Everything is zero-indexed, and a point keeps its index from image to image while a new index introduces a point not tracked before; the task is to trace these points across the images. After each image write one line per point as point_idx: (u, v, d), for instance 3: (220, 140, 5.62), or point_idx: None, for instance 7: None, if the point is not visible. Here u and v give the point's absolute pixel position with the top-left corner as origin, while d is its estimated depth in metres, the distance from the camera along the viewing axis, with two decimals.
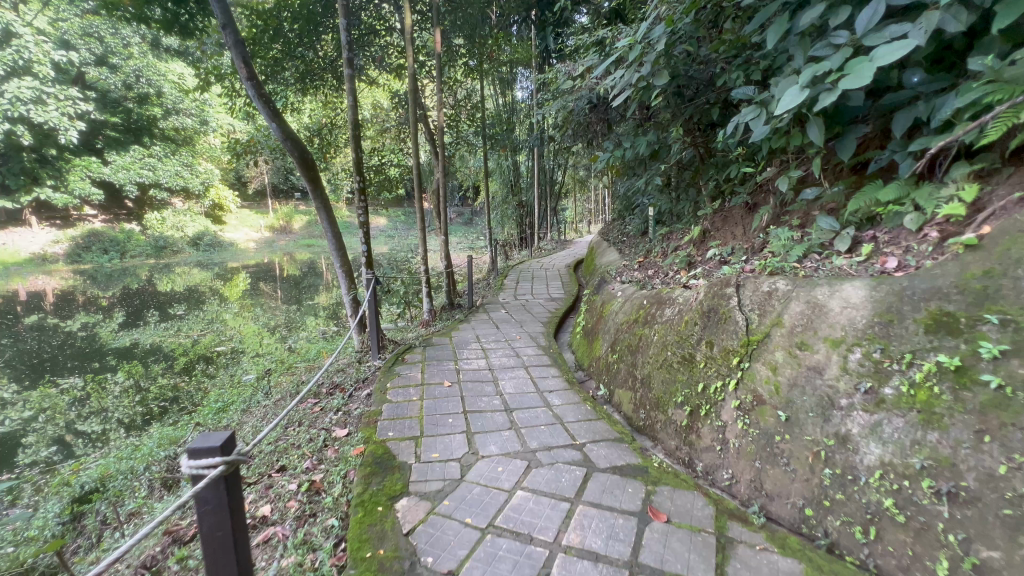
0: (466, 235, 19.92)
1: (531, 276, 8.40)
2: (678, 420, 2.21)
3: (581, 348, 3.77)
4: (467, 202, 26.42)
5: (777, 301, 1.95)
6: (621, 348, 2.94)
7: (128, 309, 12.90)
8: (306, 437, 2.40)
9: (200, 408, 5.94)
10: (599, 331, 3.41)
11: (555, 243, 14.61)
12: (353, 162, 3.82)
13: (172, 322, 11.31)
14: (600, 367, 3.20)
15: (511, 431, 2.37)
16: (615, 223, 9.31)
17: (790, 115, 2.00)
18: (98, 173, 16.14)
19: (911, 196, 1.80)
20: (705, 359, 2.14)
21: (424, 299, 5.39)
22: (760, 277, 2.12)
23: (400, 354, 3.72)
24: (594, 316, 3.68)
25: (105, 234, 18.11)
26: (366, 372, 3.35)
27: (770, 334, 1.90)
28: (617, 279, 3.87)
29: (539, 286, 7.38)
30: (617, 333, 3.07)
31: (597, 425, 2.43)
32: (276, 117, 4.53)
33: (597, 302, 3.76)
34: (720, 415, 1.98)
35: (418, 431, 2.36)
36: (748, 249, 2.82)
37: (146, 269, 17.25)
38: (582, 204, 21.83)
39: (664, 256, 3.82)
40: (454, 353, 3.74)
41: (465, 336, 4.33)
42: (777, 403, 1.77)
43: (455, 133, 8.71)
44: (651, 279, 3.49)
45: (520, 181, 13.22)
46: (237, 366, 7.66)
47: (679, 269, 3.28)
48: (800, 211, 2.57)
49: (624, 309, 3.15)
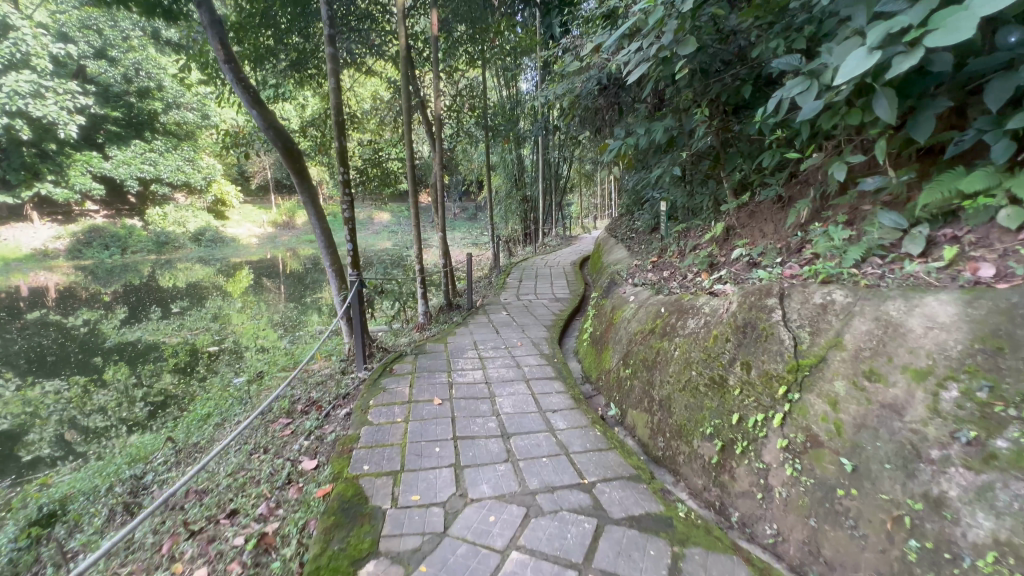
0: (470, 230, 19.56)
1: (535, 274, 8.06)
2: (706, 455, 1.85)
3: (589, 358, 3.41)
4: (472, 196, 26.04)
5: (833, 316, 1.57)
6: (634, 362, 2.58)
7: (128, 305, 12.68)
8: (268, 471, 2.06)
9: (187, 413, 5.65)
10: (609, 341, 3.05)
11: (560, 239, 14.24)
12: (338, 154, 3.45)
13: (170, 319, 11.06)
14: (610, 382, 2.84)
15: (506, 464, 2.02)
16: (623, 219, 8.94)
17: (849, 87, 1.60)
18: (99, 168, 15.91)
19: (1006, 186, 1.41)
20: (741, 384, 1.77)
21: (418, 300, 5.03)
22: (808, 285, 1.74)
23: (389, 364, 3.37)
24: (602, 323, 3.32)
25: (106, 229, 17.91)
26: (348, 385, 3.01)
27: (826, 358, 1.53)
28: (628, 281, 3.51)
29: (543, 285, 7.02)
30: (629, 345, 2.71)
31: (608, 456, 2.08)
32: (257, 104, 4.15)
33: (606, 307, 3.40)
34: (762, 456, 1.61)
35: (398, 465, 2.01)
36: (782, 249, 2.44)
37: (148, 265, 17.06)
38: (588, 199, 21.44)
39: (681, 256, 3.45)
40: (448, 363, 3.39)
41: (462, 343, 3.98)
42: (839, 447, 1.41)
43: (457, 125, 8.35)
44: (667, 281, 3.12)
45: (524, 175, 12.83)
46: (230, 366, 7.38)
47: (700, 272, 2.92)
48: (848, 206, 2.19)
49: (638, 317, 2.78)
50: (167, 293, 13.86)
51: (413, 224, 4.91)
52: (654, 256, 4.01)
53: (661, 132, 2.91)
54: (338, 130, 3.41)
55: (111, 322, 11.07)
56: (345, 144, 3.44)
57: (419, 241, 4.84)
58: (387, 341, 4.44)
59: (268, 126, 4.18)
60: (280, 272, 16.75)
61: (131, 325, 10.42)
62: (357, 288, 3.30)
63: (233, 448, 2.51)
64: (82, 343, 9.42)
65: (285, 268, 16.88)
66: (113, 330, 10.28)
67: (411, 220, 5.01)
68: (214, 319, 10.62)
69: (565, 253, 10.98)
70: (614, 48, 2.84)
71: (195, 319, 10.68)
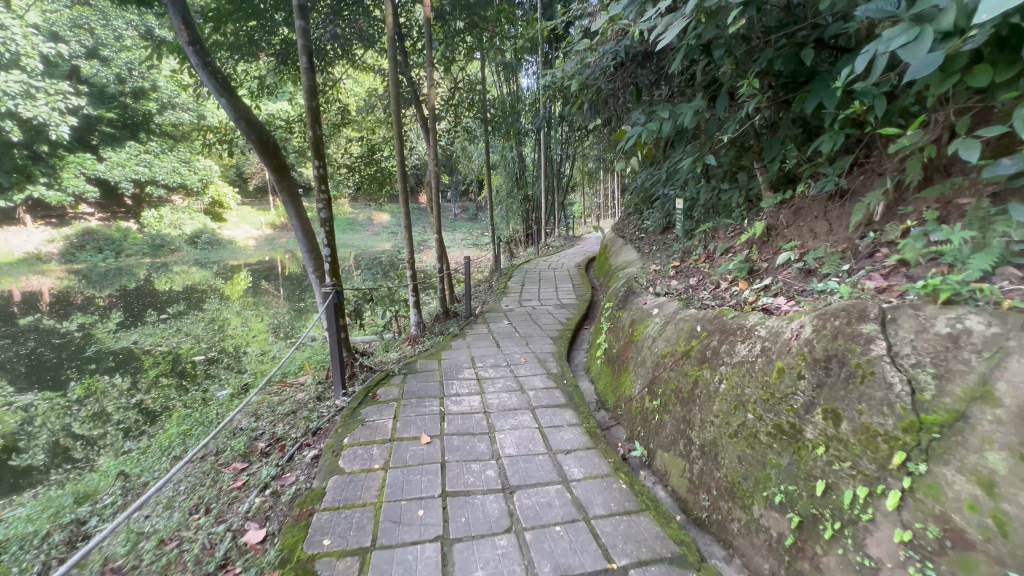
0: (470, 231, 19.11)
1: (538, 277, 7.62)
2: (773, 531, 1.40)
3: (603, 379, 2.95)
4: (471, 196, 25.60)
5: (972, 354, 1.10)
6: (665, 392, 2.12)
7: (123, 309, 12.25)
8: (201, 546, 1.60)
9: (163, 429, 5.21)
10: (629, 362, 2.59)
11: (564, 240, 13.79)
12: (312, 149, 2.99)
13: (161, 324, 10.63)
14: (633, 413, 2.38)
15: (509, 537, 1.56)
16: (630, 218, 8.50)
17: (987, 30, 1.13)
18: (92, 170, 15.48)
19: None
20: (827, 441, 1.31)
21: (411, 309, 4.57)
22: (919, 306, 1.27)
23: (373, 388, 2.91)
24: (618, 339, 2.87)
25: (99, 232, 17.49)
26: (322, 416, 2.55)
27: (969, 417, 1.05)
28: (647, 289, 3.06)
29: (548, 289, 6.58)
30: (656, 370, 2.25)
31: (639, 524, 1.62)
32: (226, 91, 3.66)
33: (621, 320, 2.94)
34: (866, 548, 1.15)
35: (369, 538, 1.56)
36: (846, 254, 1.98)
37: (144, 268, 16.67)
38: (591, 198, 21.02)
39: (708, 261, 2.99)
40: (441, 385, 2.94)
41: (458, 359, 3.52)
42: (1003, 556, 0.93)
43: (456, 121, 7.90)
44: (695, 291, 2.67)
45: (526, 174, 12.39)
46: (215, 375, 6.94)
47: (738, 281, 2.46)
48: (940, 199, 1.72)
49: (666, 336, 2.32)
50: (161, 297, 13.42)
51: (405, 225, 4.43)
52: (674, 259, 3.54)
53: (690, 115, 2.45)
54: (311, 119, 2.93)
55: (105, 326, 10.65)
56: (320, 135, 2.96)
57: (409, 243, 4.36)
58: (375, 357, 3.97)
59: (240, 117, 3.70)
60: (277, 275, 16.31)
61: (119, 332, 9.96)
62: (330, 299, 2.78)
63: (175, 501, 2.05)
64: (66, 350, 8.97)
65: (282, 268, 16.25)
66: (103, 336, 9.83)
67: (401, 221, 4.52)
68: (205, 324, 10.16)
69: (569, 255, 10.51)
70: (636, 14, 2.38)
71: (185, 324, 10.22)
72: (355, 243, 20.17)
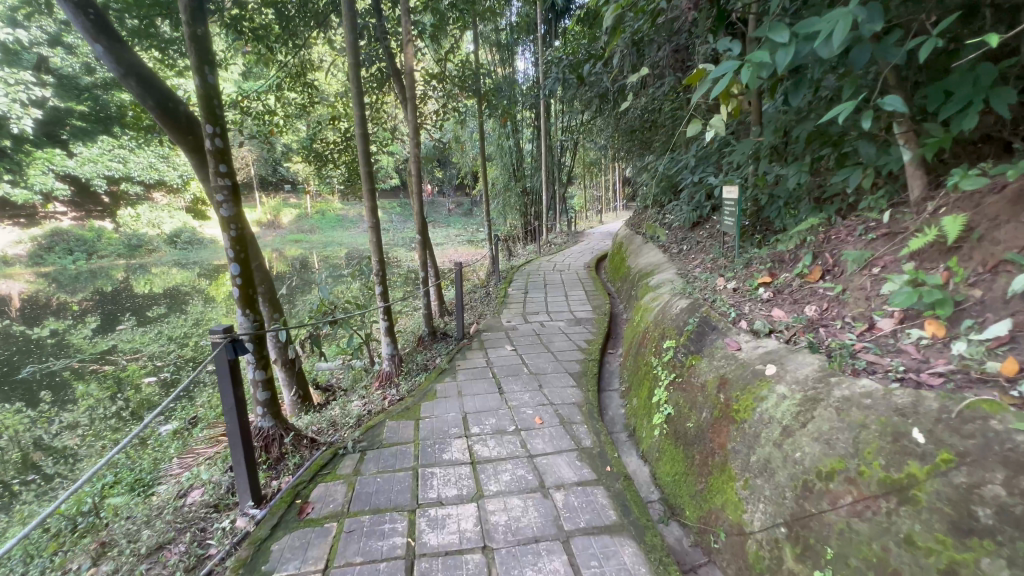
0: (466, 227, 18.01)
1: (544, 280, 6.58)
2: None
3: (667, 463, 1.91)
4: (466, 188, 24.42)
5: None
6: (846, 564, 1.06)
7: (96, 314, 11.09)
8: None
9: (79, 477, 4.09)
10: (729, 456, 1.53)
11: (565, 235, 12.73)
12: (198, 105, 1.85)
13: (120, 331, 9.48)
14: (750, 563, 1.33)
15: None
16: (649, 213, 7.46)
17: None
18: (60, 167, 14.03)
19: None
20: None
21: (383, 338, 3.45)
22: None
23: (304, 490, 1.83)
24: (693, 403, 1.81)
25: (71, 232, 16.24)
26: (203, 569, 1.47)
27: None
28: (732, 319, 1.97)
29: (557, 296, 5.54)
30: (808, 503, 1.19)
31: None
32: (107, 37, 2.54)
33: (695, 372, 1.89)
34: None
35: None
36: None
37: (122, 270, 15.53)
38: (591, 192, 20.01)
39: (829, 278, 1.93)
40: (413, 482, 1.87)
41: (444, 420, 2.43)
42: None
43: (447, 101, 6.69)
44: (834, 337, 1.60)
45: (524, 165, 11.28)
46: (164, 397, 5.82)
47: (928, 324, 1.40)
48: None
49: (819, 430, 1.25)
50: (137, 300, 12.20)
51: (372, 226, 3.31)
52: (749, 269, 2.48)
53: (841, 28, 1.34)
54: (193, 59, 1.82)
55: (75, 333, 9.51)
56: (212, 86, 1.86)
57: (378, 251, 3.25)
58: (333, 411, 2.89)
59: (128, 72, 2.59)
60: None
61: (77, 341, 8.75)
62: (219, 346, 1.60)
63: None
64: (10, 364, 7.74)
65: (271, 266, 14.98)
66: (75, 343, 8.68)
67: (368, 223, 3.39)
68: (178, 330, 9.03)
69: (575, 253, 9.43)
70: None
71: (151, 331, 9.03)
72: (345, 241, 19.04)
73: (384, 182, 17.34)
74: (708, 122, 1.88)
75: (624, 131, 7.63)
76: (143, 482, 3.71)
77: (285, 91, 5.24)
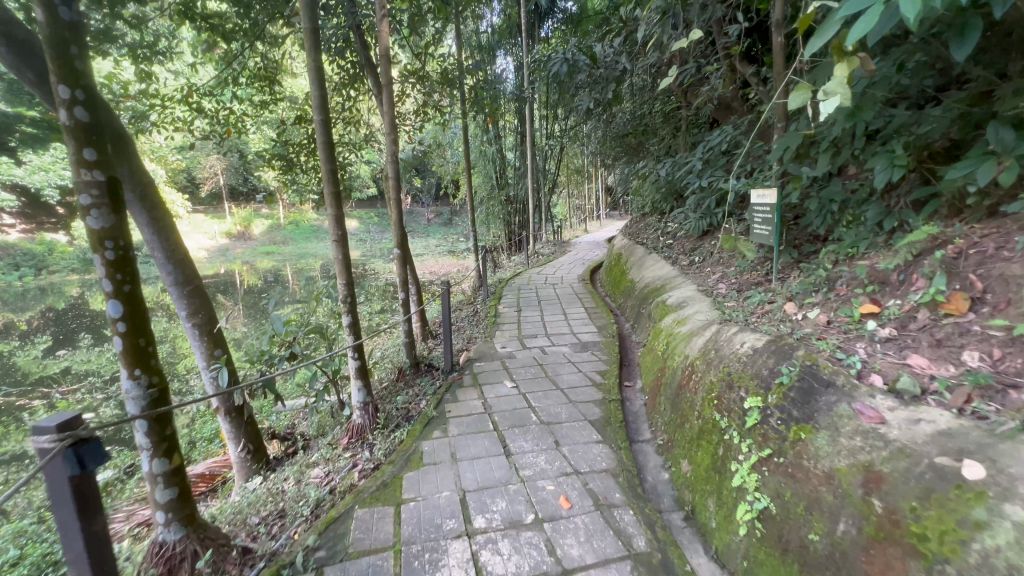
0: (446, 238, 17.36)
1: (537, 296, 5.98)
2: None
3: None
4: (445, 198, 23.81)
5: None
6: None
7: (42, 334, 9.99)
8: None
9: None
10: None
11: (551, 245, 12.21)
12: (46, 52, 1.19)
13: (61, 353, 8.47)
14: None
15: None
16: (648, 223, 6.94)
17: None
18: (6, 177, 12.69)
19: None
20: None
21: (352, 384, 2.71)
22: None
23: None
24: (814, 504, 1.22)
25: (18, 245, 14.89)
26: None
27: None
28: (848, 371, 1.38)
29: (554, 315, 4.93)
30: None
31: None
32: None
33: (809, 451, 1.29)
34: None
35: None
36: None
37: (77, 286, 14.32)
38: (573, 202, 19.63)
39: (981, 311, 1.37)
40: None
41: (435, 508, 1.77)
42: None
43: (427, 101, 6.05)
44: None
45: (509, 171, 10.71)
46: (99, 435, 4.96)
47: None
48: None
49: None
50: (89, 319, 11.08)
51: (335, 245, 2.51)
52: (830, 292, 1.92)
53: None
54: None
55: (10, 356, 8.45)
56: (69, 23, 1.20)
57: (346, 271, 2.55)
58: (287, 486, 2.20)
59: None
60: None
61: (18, 365, 7.71)
62: (50, 460, 0.91)
63: None
64: None
65: (241, 280, 14.00)
66: (12, 368, 7.63)
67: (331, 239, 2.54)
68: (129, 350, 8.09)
69: (564, 264, 8.89)
70: None
71: (106, 350, 8.07)
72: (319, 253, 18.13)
73: (361, 190, 16.58)
74: (824, 86, 1.29)
75: (613, 138, 7.16)
76: (48, 561, 2.91)
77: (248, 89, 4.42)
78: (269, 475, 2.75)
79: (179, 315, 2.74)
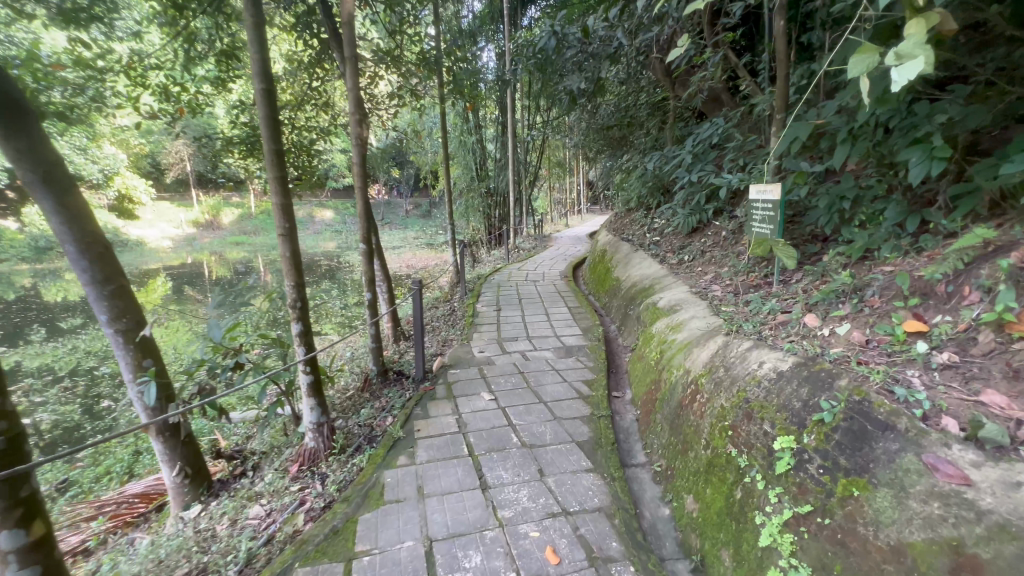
0: (425, 231, 16.84)
1: (517, 293, 5.67)
2: None
3: None
4: (425, 190, 23.21)
5: None
6: None
7: None
8: None
9: None
10: None
11: (532, 240, 11.89)
12: None
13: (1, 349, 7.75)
14: None
15: None
16: (633, 218, 6.69)
17: None
18: None
19: None
20: None
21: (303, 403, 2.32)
22: None
23: None
24: None
25: None
26: None
27: None
28: (910, 410, 1.10)
29: (536, 316, 4.62)
30: None
31: None
32: None
33: (866, 514, 1.01)
34: None
35: None
36: None
37: (26, 276, 13.35)
38: (555, 195, 19.31)
39: None
40: None
41: (394, 567, 1.44)
42: None
43: (402, 85, 5.62)
44: None
45: (489, 163, 10.32)
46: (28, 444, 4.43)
47: None
48: None
49: None
50: (35, 311, 10.26)
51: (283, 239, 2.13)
52: (859, 302, 1.65)
53: None
54: None
55: None
56: None
57: (295, 271, 2.17)
58: (220, 528, 1.85)
59: None
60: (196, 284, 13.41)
61: None
62: None
63: None
64: None
65: (209, 271, 13.29)
66: None
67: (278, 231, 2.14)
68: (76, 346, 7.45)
69: (546, 259, 8.59)
70: None
71: (49, 346, 7.41)
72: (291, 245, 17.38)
73: (336, 179, 15.94)
74: (899, 45, 0.99)
75: (597, 130, 6.88)
76: None
77: (202, 72, 3.92)
78: (209, 506, 2.38)
79: (99, 320, 2.32)
